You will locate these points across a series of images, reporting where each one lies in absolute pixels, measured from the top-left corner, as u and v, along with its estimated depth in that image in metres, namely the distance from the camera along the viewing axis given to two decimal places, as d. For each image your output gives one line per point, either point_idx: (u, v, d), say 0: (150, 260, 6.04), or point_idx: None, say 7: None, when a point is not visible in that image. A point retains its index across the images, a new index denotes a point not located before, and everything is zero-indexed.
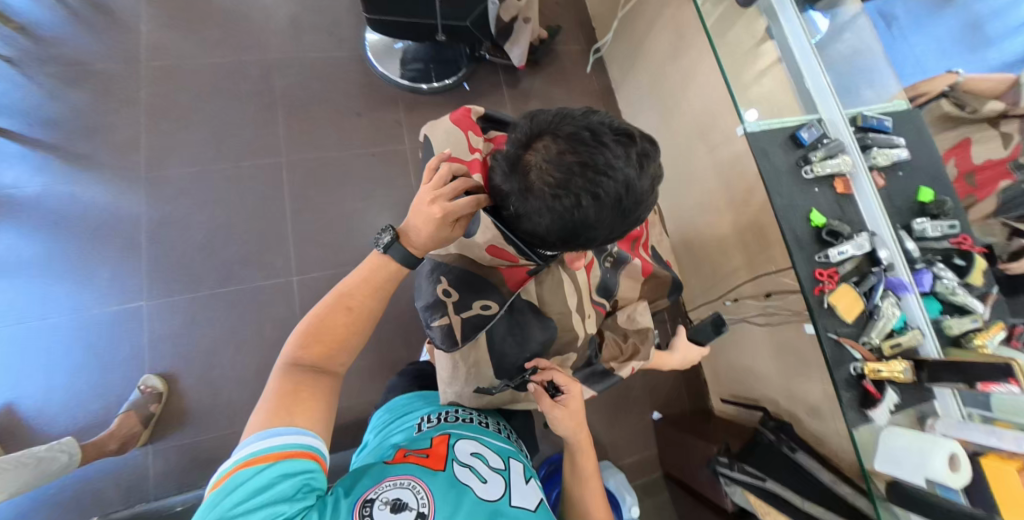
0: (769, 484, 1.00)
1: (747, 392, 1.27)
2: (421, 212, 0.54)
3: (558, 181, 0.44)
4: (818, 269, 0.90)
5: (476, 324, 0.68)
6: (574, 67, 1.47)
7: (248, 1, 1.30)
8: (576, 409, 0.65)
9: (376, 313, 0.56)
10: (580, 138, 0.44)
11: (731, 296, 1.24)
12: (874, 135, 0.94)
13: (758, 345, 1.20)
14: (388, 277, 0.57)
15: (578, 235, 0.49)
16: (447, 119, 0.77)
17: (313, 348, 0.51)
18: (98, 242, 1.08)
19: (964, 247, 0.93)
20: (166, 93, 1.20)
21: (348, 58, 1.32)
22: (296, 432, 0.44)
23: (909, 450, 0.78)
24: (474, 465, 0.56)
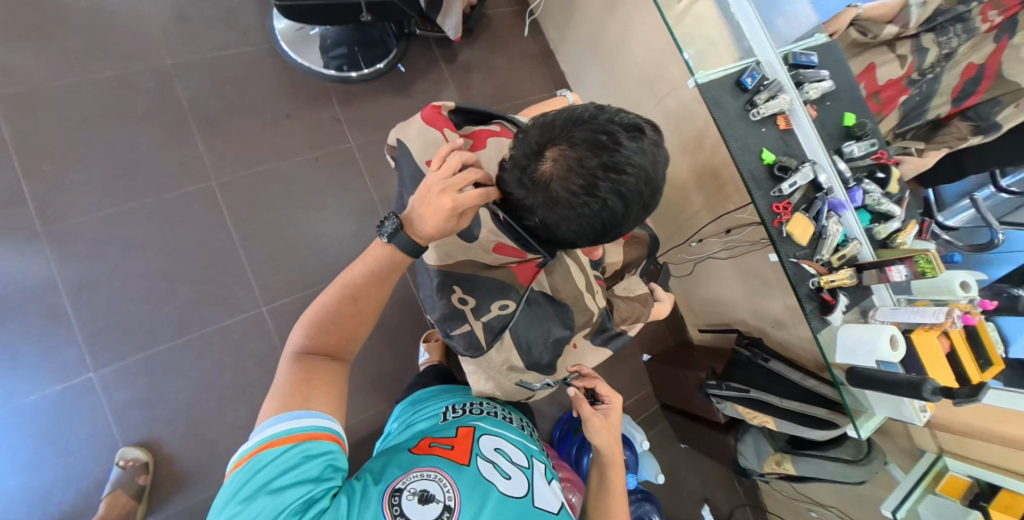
0: (753, 393, 1.15)
1: (718, 317, 1.41)
2: (430, 201, 0.48)
3: (583, 187, 0.44)
4: (774, 203, 0.99)
5: (498, 321, 0.67)
6: (509, 31, 1.39)
7: None
8: (615, 422, 0.70)
9: (381, 304, 0.52)
10: (595, 140, 0.44)
11: (696, 236, 1.33)
12: (804, 71, 1.02)
13: (724, 276, 1.32)
14: (392, 267, 0.51)
15: (605, 232, 0.50)
16: (418, 118, 0.70)
17: (320, 338, 0.48)
18: (8, 319, 0.91)
19: (883, 161, 1.07)
20: (38, 126, 0.98)
21: (259, 53, 1.16)
22: (312, 412, 0.44)
23: (856, 337, 0.92)
24: (497, 461, 0.56)
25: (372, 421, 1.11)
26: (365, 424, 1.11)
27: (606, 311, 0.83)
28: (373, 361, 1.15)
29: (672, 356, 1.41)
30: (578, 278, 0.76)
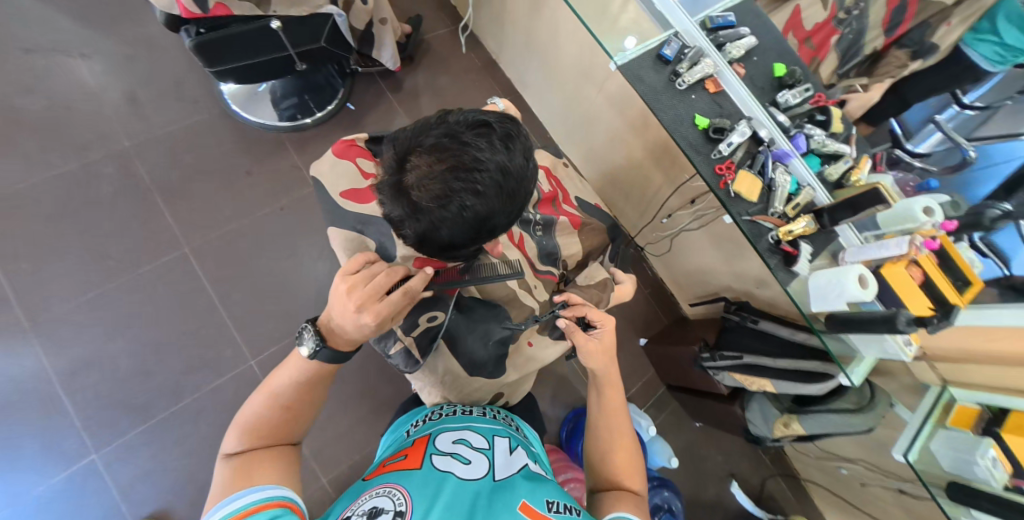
0: (746, 358, 1.15)
1: (706, 288, 1.41)
2: (351, 322, 0.56)
3: (438, 188, 0.48)
4: (717, 165, 1.07)
5: (429, 333, 0.72)
6: (447, 49, 1.43)
7: (64, 94, 1.13)
8: (609, 342, 0.73)
9: (314, 402, 0.61)
10: (441, 144, 0.49)
11: (665, 213, 1.34)
12: (724, 33, 1.10)
13: (702, 246, 1.31)
14: (321, 373, 0.61)
15: (482, 228, 0.53)
16: (330, 153, 0.73)
17: (253, 441, 0.54)
18: (7, 416, 0.93)
19: (822, 103, 1.14)
20: (11, 227, 1.02)
21: (210, 119, 1.20)
22: (266, 487, 0.48)
23: (827, 287, 0.93)
24: (455, 452, 0.62)
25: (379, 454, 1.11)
26: (372, 459, 1.10)
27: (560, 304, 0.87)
28: (369, 395, 1.16)
29: (667, 334, 1.41)
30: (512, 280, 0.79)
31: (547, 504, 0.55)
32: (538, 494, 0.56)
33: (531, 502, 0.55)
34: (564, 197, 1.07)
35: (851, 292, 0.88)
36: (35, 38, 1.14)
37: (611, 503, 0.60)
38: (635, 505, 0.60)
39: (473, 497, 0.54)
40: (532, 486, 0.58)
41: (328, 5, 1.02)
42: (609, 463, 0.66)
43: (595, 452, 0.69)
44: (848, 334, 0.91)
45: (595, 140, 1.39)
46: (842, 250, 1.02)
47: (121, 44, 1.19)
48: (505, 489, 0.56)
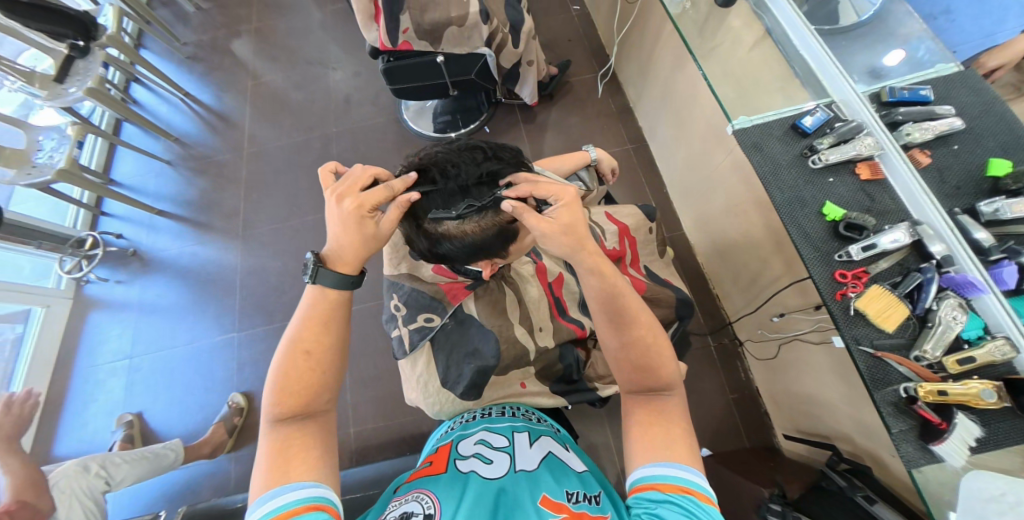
0: None
1: (813, 422, 1.07)
2: (340, 223, 0.56)
3: (418, 188, 0.60)
4: (839, 270, 0.78)
5: (422, 332, 0.75)
6: (586, 92, 1.58)
7: (314, 91, 1.64)
8: (567, 221, 0.56)
9: (338, 351, 0.56)
10: (432, 158, 0.63)
11: (778, 310, 1.09)
12: (907, 109, 0.82)
13: (818, 368, 1.00)
14: (331, 303, 0.56)
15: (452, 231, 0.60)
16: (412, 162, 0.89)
17: (286, 403, 0.51)
18: (208, 287, 1.39)
19: None
20: (257, 171, 1.54)
21: (388, 122, 1.56)
22: (310, 483, 0.47)
23: (1000, 506, 0.60)
24: (478, 452, 0.64)
25: (395, 430, 1.23)
26: (388, 431, 1.23)
27: (575, 364, 0.86)
28: None
29: (738, 460, 1.13)
30: (515, 313, 0.81)
31: (566, 494, 0.55)
32: (559, 486, 0.57)
33: (552, 494, 0.55)
34: (633, 259, 1.00)
35: None
36: (315, 54, 1.70)
37: (636, 441, 0.51)
38: (668, 445, 0.50)
39: (498, 499, 0.54)
40: (555, 480, 0.58)
41: (483, 47, 1.20)
42: (645, 375, 0.54)
43: (620, 367, 0.56)
44: None
45: (712, 207, 1.24)
46: None
47: (358, 63, 1.67)
48: (528, 484, 0.57)
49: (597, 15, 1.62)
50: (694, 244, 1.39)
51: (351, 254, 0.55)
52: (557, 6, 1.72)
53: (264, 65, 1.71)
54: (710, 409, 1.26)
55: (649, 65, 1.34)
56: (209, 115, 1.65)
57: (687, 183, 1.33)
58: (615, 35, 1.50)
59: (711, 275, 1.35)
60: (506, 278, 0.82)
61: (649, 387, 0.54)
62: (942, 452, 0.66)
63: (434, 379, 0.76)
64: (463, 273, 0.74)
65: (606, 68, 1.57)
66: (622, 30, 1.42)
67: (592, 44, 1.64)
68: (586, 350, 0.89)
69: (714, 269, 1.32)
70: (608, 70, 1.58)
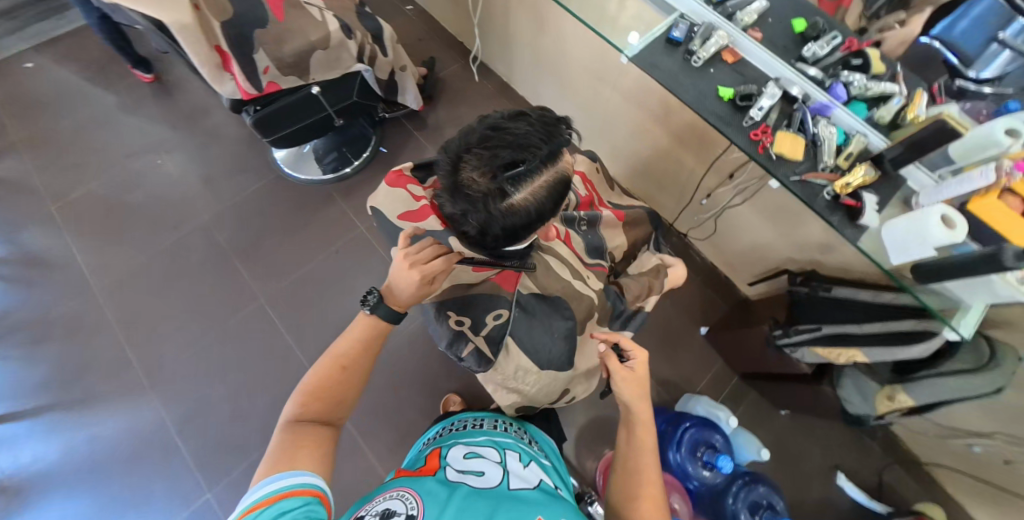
0: (825, 329, 1.03)
1: (765, 263, 1.33)
2: (407, 282, 0.69)
3: (486, 169, 0.54)
4: (751, 131, 0.94)
5: (498, 329, 0.78)
6: (459, 83, 1.62)
7: (164, 190, 1.41)
8: (642, 373, 0.76)
9: (365, 370, 0.71)
10: (482, 132, 0.56)
11: (704, 193, 1.30)
12: (732, 3, 1.03)
13: (751, 220, 1.24)
14: (375, 334, 0.72)
15: (500, 210, 0.56)
16: (383, 185, 0.87)
17: (313, 405, 0.64)
18: (139, 464, 1.13)
19: (854, 47, 0.96)
20: (133, 304, 1.28)
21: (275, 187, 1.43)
22: (300, 474, 0.54)
23: (913, 237, 0.78)
24: (467, 470, 0.68)
25: None
26: None
27: (615, 296, 0.93)
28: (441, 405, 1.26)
29: (731, 320, 1.36)
30: (564, 273, 0.84)
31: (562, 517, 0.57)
32: (549, 506, 0.60)
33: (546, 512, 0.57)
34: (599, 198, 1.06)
35: (940, 237, 0.74)
36: (145, 148, 1.47)
37: None
38: None
39: (489, 501, 0.59)
40: (541, 497, 0.62)
41: (357, 63, 1.17)
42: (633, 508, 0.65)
43: (625, 486, 0.69)
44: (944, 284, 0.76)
45: (616, 138, 1.42)
46: (916, 196, 0.86)
47: (201, 141, 1.48)
48: (513, 498, 0.60)
49: (435, 10, 1.64)
50: (613, 174, 1.57)
51: (406, 298, 0.70)
52: (392, 12, 1.70)
53: (79, 183, 1.40)
54: (688, 296, 1.48)
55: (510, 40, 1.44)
56: (19, 272, 1.29)
57: (587, 127, 1.48)
58: (470, 21, 1.52)
59: (637, 194, 1.55)
60: (539, 245, 0.82)
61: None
62: (867, 221, 0.84)
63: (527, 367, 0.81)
64: (510, 260, 0.73)
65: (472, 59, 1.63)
66: (477, 12, 1.44)
67: (440, 37, 1.68)
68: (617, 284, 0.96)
69: (638, 187, 1.51)
70: (476, 55, 1.62)
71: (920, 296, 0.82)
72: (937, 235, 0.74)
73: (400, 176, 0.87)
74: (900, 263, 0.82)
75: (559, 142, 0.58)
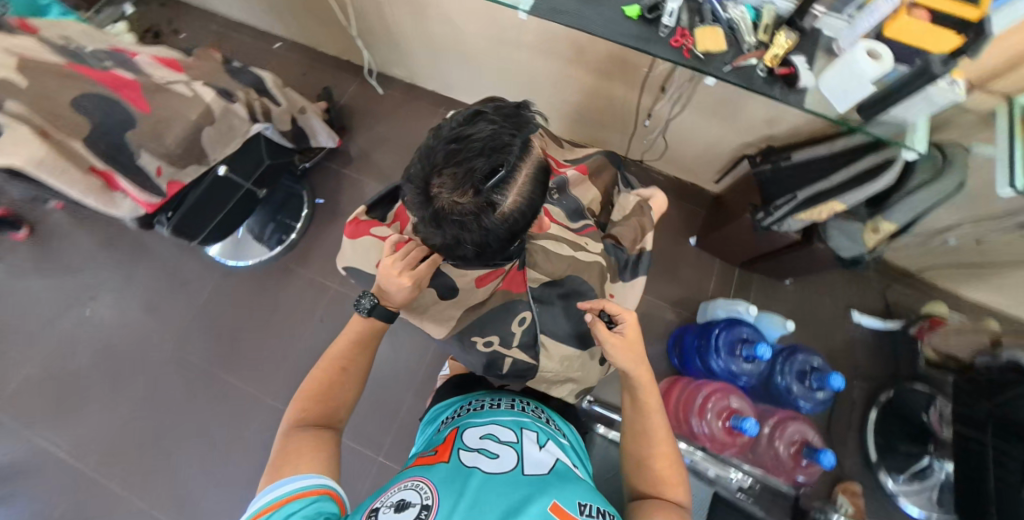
0: (800, 194, 1.07)
1: (723, 158, 1.35)
2: (393, 289, 0.66)
3: (467, 186, 0.49)
4: (672, 41, 0.85)
5: (528, 331, 0.77)
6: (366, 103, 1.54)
7: (110, 334, 1.28)
8: (635, 336, 0.70)
9: (365, 368, 0.70)
10: (444, 147, 0.50)
11: (645, 115, 1.30)
12: None
13: (696, 123, 1.25)
14: (369, 334, 0.71)
15: (494, 225, 0.51)
16: (347, 240, 0.80)
17: (310, 407, 0.62)
18: None
19: None
20: (133, 464, 1.17)
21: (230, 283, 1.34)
22: (312, 476, 0.52)
23: (847, 81, 0.77)
24: (485, 446, 0.64)
25: None
26: None
27: (616, 248, 0.91)
28: None
29: (713, 221, 1.41)
30: (563, 249, 0.79)
31: (579, 505, 0.52)
32: (571, 495, 0.54)
33: (561, 501, 0.52)
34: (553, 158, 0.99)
35: (869, 73, 0.73)
36: (67, 300, 1.32)
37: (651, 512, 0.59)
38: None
39: (506, 490, 0.53)
40: (564, 485, 0.55)
41: (254, 124, 1.11)
42: (644, 474, 0.65)
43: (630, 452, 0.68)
44: (891, 111, 0.78)
45: (541, 95, 1.38)
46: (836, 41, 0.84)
47: (126, 267, 1.35)
48: (536, 486, 0.54)
49: (310, 37, 1.54)
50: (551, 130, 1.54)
51: (399, 299, 0.68)
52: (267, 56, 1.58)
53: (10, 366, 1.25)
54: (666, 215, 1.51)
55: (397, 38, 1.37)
56: None
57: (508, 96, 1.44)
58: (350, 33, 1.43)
59: (582, 140, 1.54)
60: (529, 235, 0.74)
61: (649, 489, 0.63)
62: (804, 82, 0.82)
63: (575, 353, 0.79)
64: (504, 262, 0.68)
65: (372, 78, 1.57)
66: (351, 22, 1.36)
67: (329, 64, 1.59)
68: (611, 236, 0.95)
69: (580, 133, 1.50)
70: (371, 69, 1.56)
71: (871, 133, 0.85)
72: (868, 71, 0.73)
73: (359, 225, 0.80)
74: (845, 109, 0.82)
75: (525, 130, 0.53)
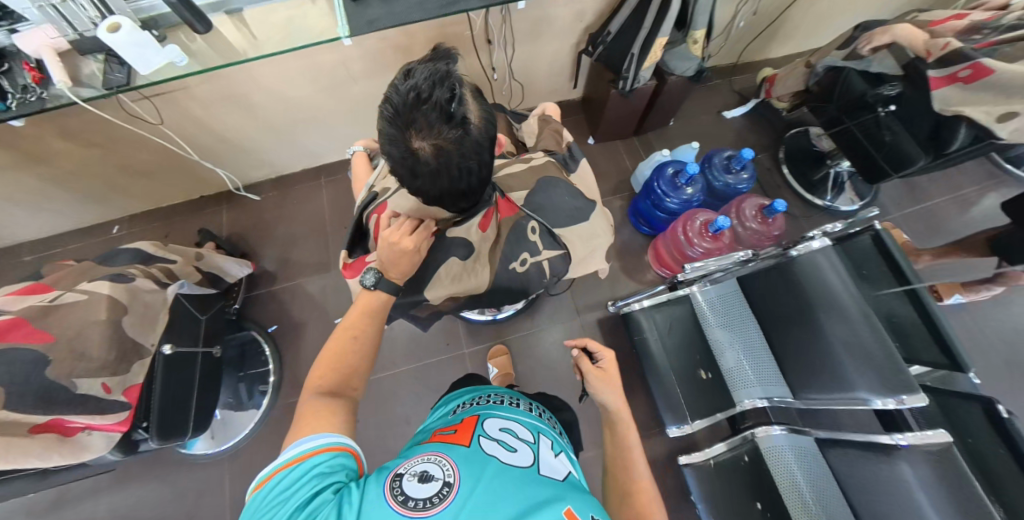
0: (635, 50, 1.25)
1: (567, 66, 1.55)
2: (399, 255, 0.70)
3: (444, 121, 0.54)
4: None
5: (544, 235, 0.81)
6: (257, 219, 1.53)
7: None
8: (614, 372, 0.82)
9: (373, 344, 0.68)
10: (406, 102, 0.54)
11: (490, 71, 1.43)
12: None
13: (531, 51, 1.42)
14: (371, 312, 0.70)
15: (483, 140, 0.58)
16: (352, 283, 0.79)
17: (326, 377, 0.62)
18: None
19: None
20: None
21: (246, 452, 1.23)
22: (330, 435, 0.55)
23: None
24: (504, 437, 0.60)
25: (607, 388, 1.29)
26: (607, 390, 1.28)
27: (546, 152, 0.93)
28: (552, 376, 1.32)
29: (594, 116, 1.60)
30: (515, 166, 0.85)
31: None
32: (586, 507, 0.49)
33: (577, 510, 0.48)
34: None
35: None
36: None
37: None
38: None
39: (525, 485, 0.50)
40: (578, 496, 0.51)
41: (170, 291, 1.00)
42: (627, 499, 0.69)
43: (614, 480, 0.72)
44: None
45: None
46: None
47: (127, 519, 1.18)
48: (554, 490, 0.51)
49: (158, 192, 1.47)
50: None
51: (401, 266, 0.71)
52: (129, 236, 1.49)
53: None
54: None
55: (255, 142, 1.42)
56: None
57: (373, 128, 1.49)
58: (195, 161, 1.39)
59: None
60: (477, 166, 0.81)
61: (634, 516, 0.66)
62: None
63: (591, 229, 0.86)
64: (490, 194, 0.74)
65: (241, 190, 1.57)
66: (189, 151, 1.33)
67: (203, 210, 1.55)
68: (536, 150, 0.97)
69: None
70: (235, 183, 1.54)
71: None
72: None
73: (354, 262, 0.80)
74: None
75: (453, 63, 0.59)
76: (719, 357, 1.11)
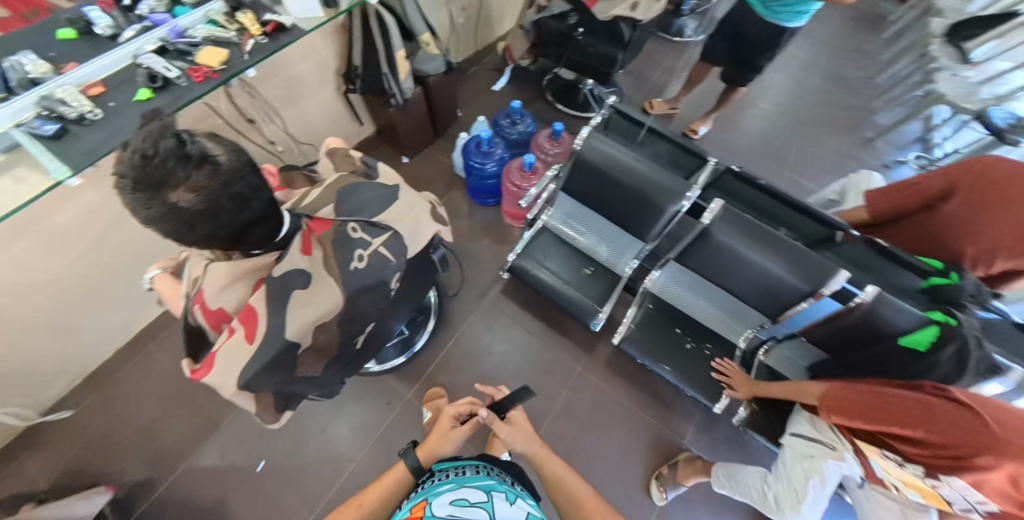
0: (386, 70, 1.41)
1: (341, 112, 1.66)
2: (440, 434, 0.84)
3: (190, 169, 0.59)
4: (193, 79, 0.98)
5: (366, 229, 0.84)
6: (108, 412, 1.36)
7: None
8: (524, 422, 0.89)
9: (384, 502, 0.76)
10: (141, 169, 0.57)
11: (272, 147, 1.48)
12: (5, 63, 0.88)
13: (297, 113, 1.50)
14: (398, 472, 0.79)
15: (238, 162, 0.64)
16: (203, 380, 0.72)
17: None
18: None
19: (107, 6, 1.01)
20: None
21: None
22: None
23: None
24: (455, 511, 0.64)
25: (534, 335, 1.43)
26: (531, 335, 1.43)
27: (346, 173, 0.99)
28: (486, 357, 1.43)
29: (391, 139, 1.75)
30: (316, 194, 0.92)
31: None
32: None
33: None
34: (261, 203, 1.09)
35: None
36: None
37: None
38: None
39: None
40: None
41: None
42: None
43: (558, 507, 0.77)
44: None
45: None
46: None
47: None
48: None
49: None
50: None
51: (436, 445, 0.84)
52: None
53: None
54: None
55: (62, 333, 1.26)
56: None
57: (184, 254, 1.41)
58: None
59: None
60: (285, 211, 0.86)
61: None
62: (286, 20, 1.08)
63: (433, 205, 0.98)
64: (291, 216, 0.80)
65: (42, 417, 1.32)
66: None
67: (47, 446, 1.31)
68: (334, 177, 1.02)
69: None
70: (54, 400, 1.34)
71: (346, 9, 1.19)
72: None
73: (201, 367, 0.73)
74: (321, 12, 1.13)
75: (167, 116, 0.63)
76: (594, 254, 1.37)
